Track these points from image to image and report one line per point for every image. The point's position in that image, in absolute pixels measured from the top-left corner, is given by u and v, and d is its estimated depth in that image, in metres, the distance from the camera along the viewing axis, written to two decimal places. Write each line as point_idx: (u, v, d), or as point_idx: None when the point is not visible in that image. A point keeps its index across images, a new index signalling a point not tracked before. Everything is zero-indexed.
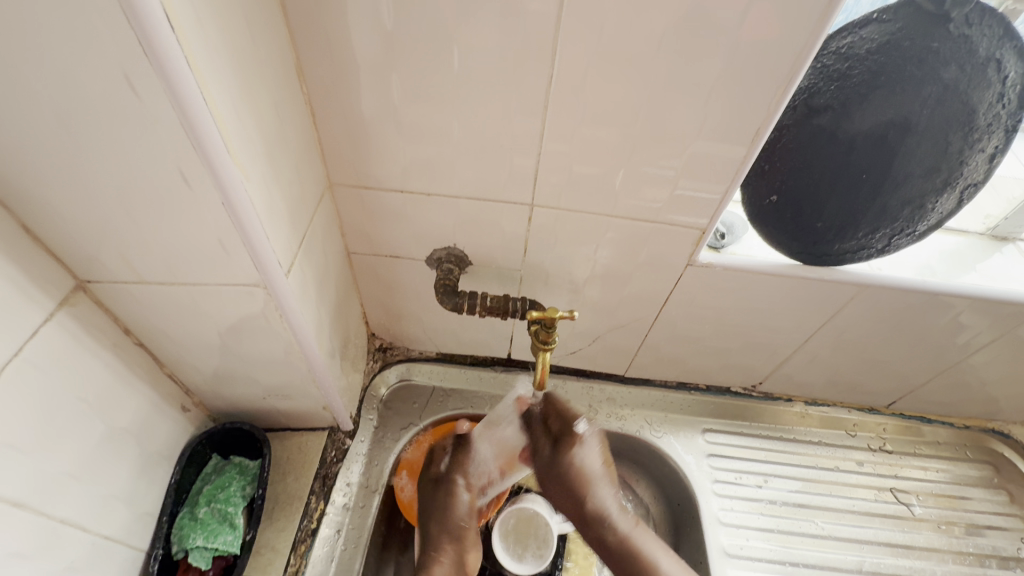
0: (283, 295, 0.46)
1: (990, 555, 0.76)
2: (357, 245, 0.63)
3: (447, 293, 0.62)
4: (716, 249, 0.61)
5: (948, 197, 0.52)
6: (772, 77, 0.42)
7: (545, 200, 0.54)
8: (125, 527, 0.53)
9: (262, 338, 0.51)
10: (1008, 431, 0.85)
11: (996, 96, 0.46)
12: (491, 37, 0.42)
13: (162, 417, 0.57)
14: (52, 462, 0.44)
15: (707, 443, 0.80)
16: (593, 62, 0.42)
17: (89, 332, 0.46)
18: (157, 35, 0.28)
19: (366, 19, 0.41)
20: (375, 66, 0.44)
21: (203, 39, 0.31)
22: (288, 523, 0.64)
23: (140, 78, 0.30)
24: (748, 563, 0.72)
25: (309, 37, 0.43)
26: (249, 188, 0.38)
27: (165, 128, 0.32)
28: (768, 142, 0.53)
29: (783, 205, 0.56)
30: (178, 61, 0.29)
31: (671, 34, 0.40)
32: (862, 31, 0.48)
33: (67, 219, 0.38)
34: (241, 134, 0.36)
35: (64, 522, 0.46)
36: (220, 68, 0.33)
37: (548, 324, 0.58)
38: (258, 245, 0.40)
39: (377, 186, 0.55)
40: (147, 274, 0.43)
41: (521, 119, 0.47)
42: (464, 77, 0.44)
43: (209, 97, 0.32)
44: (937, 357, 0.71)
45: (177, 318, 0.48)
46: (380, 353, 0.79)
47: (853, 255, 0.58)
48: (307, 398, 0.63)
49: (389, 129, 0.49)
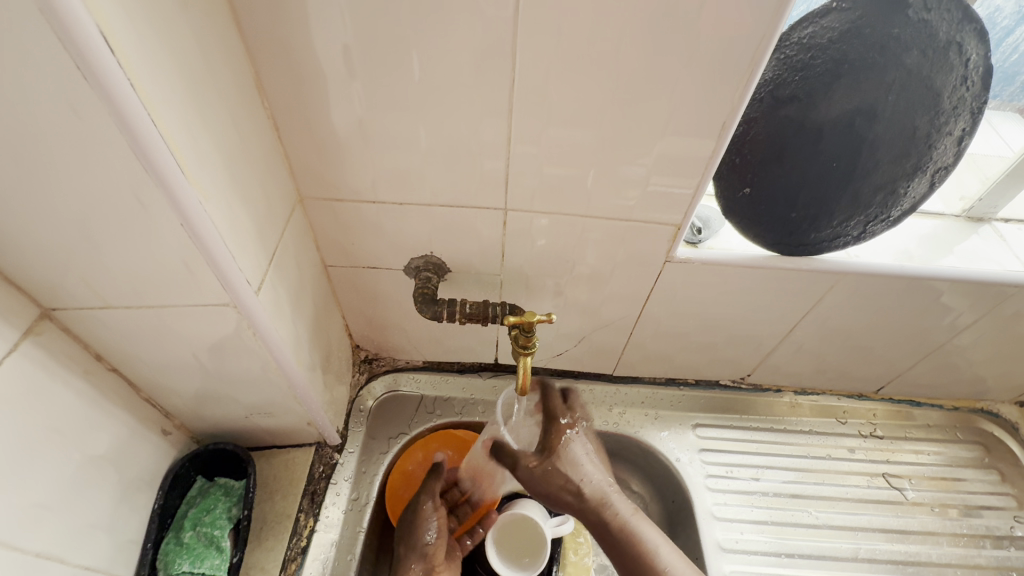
0: (253, 312, 0.45)
1: (985, 536, 0.76)
2: (333, 257, 0.62)
3: (425, 302, 0.61)
4: (694, 244, 0.61)
5: (919, 180, 0.52)
6: (735, 70, 0.42)
7: (519, 203, 0.54)
8: (109, 556, 0.52)
9: (238, 357, 0.51)
10: (997, 411, 0.85)
11: (959, 78, 0.47)
12: (453, 43, 0.41)
13: (140, 441, 0.56)
14: (21, 496, 0.42)
15: (698, 438, 0.79)
16: (554, 66, 0.42)
17: (58, 361, 0.45)
18: (98, 60, 0.28)
19: (324, 30, 0.41)
20: (337, 77, 0.44)
21: (147, 61, 0.31)
22: (277, 542, 0.63)
23: (84, 104, 0.29)
24: (745, 556, 0.71)
25: (267, 52, 0.42)
26: (208, 206, 0.37)
27: (113, 151, 0.31)
28: (737, 135, 0.53)
29: (756, 196, 0.55)
30: (122, 87, 0.29)
31: (632, 33, 0.40)
32: (823, 20, 0.48)
33: (27, 250, 0.37)
34: (196, 153, 0.36)
35: (43, 556, 0.45)
36: (173, 92, 0.33)
37: (526, 328, 0.57)
38: (223, 264, 0.40)
39: (350, 197, 0.54)
40: (112, 299, 0.42)
41: (487, 124, 0.47)
42: (427, 86, 0.44)
43: (158, 118, 0.32)
44: (923, 339, 0.71)
45: (150, 341, 0.48)
46: (366, 364, 0.78)
47: (830, 243, 0.58)
48: (290, 415, 0.62)
49: (355, 139, 0.49)
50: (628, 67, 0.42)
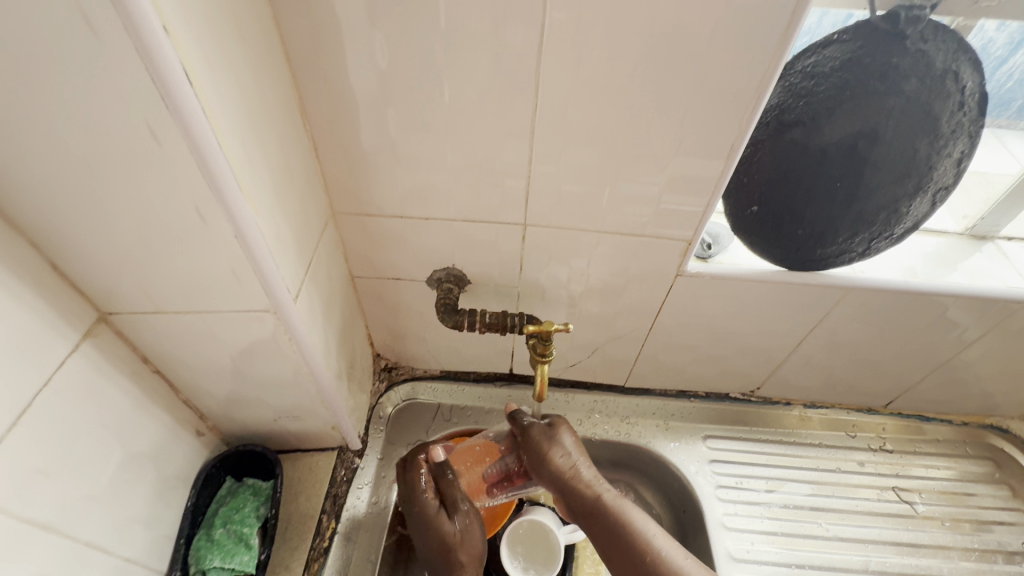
0: (291, 318, 0.49)
1: (996, 551, 0.77)
2: (360, 269, 0.66)
3: (447, 311, 0.64)
4: (705, 259, 0.64)
5: (921, 200, 0.55)
6: (742, 95, 0.45)
7: (537, 218, 0.57)
8: (145, 550, 0.55)
9: (272, 361, 0.54)
10: (1006, 426, 0.86)
11: (957, 104, 0.49)
12: (481, 71, 0.45)
13: (176, 440, 0.59)
14: (75, 487, 0.46)
15: (709, 449, 0.81)
16: (573, 93, 0.46)
17: (110, 362, 0.48)
18: (179, 90, 0.31)
19: (361, 58, 0.44)
20: (373, 103, 0.47)
21: (216, 90, 0.34)
22: (301, 542, 0.66)
23: (162, 129, 0.33)
24: (756, 566, 0.73)
25: (310, 79, 0.46)
26: (259, 219, 0.41)
27: (181, 168, 0.35)
28: (744, 156, 0.56)
29: (764, 214, 0.58)
30: (196, 113, 0.33)
31: (646, 62, 0.43)
32: (825, 50, 0.50)
33: (92, 258, 0.41)
34: (250, 170, 0.39)
35: (88, 545, 0.48)
36: (234, 116, 0.37)
37: (544, 338, 0.60)
38: (268, 272, 0.43)
39: (378, 213, 0.58)
40: (164, 304, 0.46)
41: (510, 145, 0.50)
42: (455, 110, 0.48)
43: (222, 140, 0.35)
44: (931, 353, 0.73)
45: (192, 344, 0.51)
46: (386, 373, 0.81)
47: (836, 259, 0.60)
48: (316, 418, 0.65)
49: (386, 158, 0.52)
50: (642, 91, 0.45)
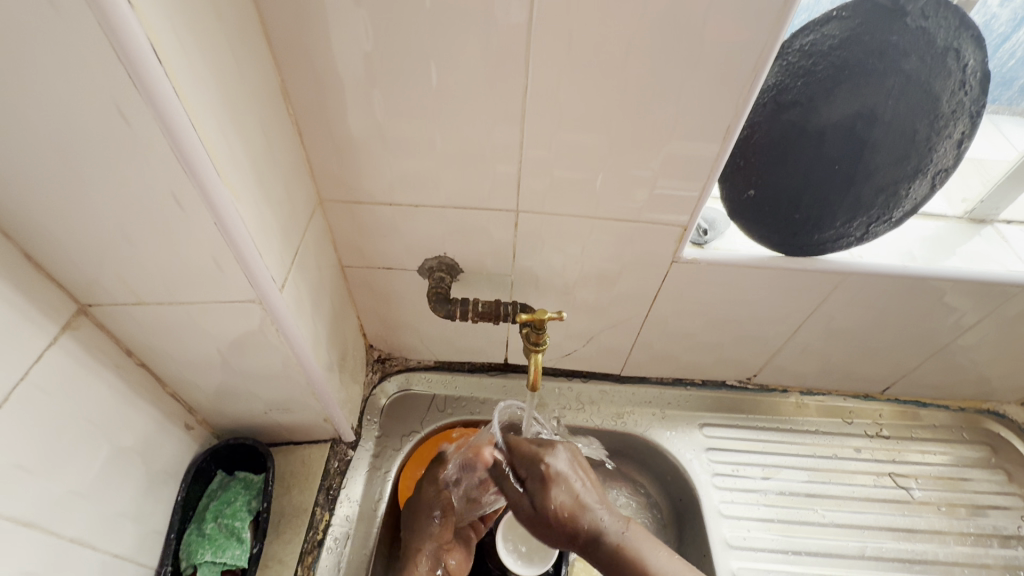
0: (277, 308, 0.47)
1: (991, 535, 0.77)
2: (350, 258, 0.64)
3: (439, 301, 0.63)
4: (700, 245, 0.62)
5: (920, 183, 0.54)
6: (737, 76, 0.44)
7: (530, 204, 0.56)
8: (134, 545, 0.54)
9: (260, 352, 0.53)
10: (1003, 412, 0.86)
11: (958, 83, 0.48)
12: (470, 51, 0.43)
13: (164, 433, 0.58)
14: (59, 482, 0.45)
15: (705, 437, 0.81)
16: (565, 73, 0.44)
17: (92, 355, 0.47)
18: (147, 69, 0.30)
19: (346, 38, 0.43)
20: (358, 85, 0.46)
21: (189, 71, 0.33)
22: (295, 535, 0.65)
23: (133, 110, 0.31)
24: (752, 553, 0.72)
25: (293, 59, 0.45)
26: (239, 206, 0.39)
27: (155, 153, 0.34)
28: (742, 138, 0.55)
29: (761, 198, 0.57)
30: (167, 94, 0.31)
31: (639, 41, 0.42)
32: (824, 28, 0.49)
33: (69, 248, 0.40)
34: (229, 155, 0.38)
35: (74, 541, 0.47)
36: (208, 99, 0.35)
37: (537, 326, 0.59)
38: (251, 261, 0.42)
39: (368, 200, 0.57)
40: (146, 295, 0.45)
41: (501, 129, 0.49)
42: (444, 93, 0.46)
43: (198, 124, 0.34)
44: (928, 339, 0.72)
45: (176, 337, 0.50)
46: (379, 364, 0.80)
47: (834, 243, 0.59)
48: (307, 410, 0.64)
49: (374, 143, 0.51)
50: (636, 71, 0.44)
